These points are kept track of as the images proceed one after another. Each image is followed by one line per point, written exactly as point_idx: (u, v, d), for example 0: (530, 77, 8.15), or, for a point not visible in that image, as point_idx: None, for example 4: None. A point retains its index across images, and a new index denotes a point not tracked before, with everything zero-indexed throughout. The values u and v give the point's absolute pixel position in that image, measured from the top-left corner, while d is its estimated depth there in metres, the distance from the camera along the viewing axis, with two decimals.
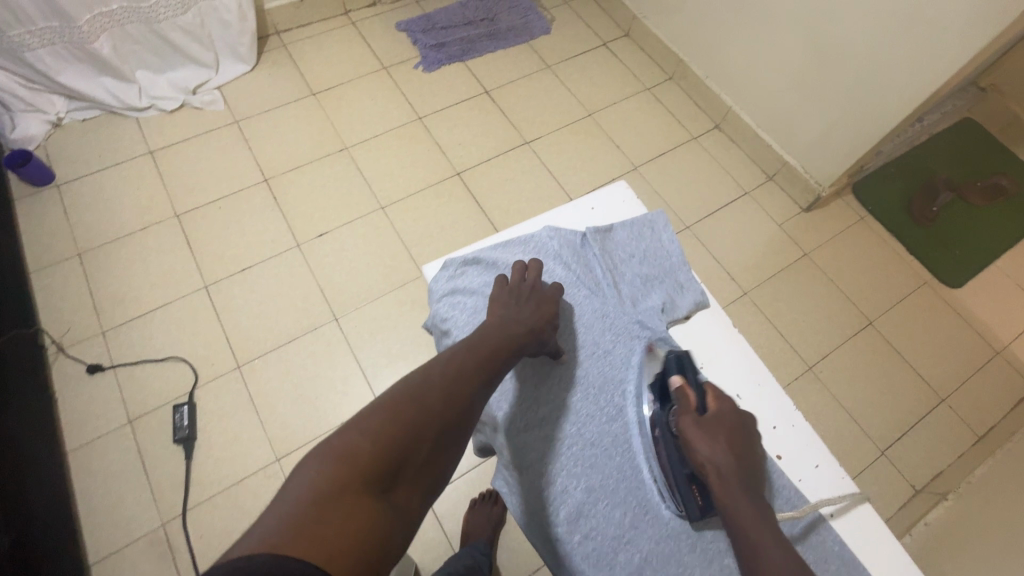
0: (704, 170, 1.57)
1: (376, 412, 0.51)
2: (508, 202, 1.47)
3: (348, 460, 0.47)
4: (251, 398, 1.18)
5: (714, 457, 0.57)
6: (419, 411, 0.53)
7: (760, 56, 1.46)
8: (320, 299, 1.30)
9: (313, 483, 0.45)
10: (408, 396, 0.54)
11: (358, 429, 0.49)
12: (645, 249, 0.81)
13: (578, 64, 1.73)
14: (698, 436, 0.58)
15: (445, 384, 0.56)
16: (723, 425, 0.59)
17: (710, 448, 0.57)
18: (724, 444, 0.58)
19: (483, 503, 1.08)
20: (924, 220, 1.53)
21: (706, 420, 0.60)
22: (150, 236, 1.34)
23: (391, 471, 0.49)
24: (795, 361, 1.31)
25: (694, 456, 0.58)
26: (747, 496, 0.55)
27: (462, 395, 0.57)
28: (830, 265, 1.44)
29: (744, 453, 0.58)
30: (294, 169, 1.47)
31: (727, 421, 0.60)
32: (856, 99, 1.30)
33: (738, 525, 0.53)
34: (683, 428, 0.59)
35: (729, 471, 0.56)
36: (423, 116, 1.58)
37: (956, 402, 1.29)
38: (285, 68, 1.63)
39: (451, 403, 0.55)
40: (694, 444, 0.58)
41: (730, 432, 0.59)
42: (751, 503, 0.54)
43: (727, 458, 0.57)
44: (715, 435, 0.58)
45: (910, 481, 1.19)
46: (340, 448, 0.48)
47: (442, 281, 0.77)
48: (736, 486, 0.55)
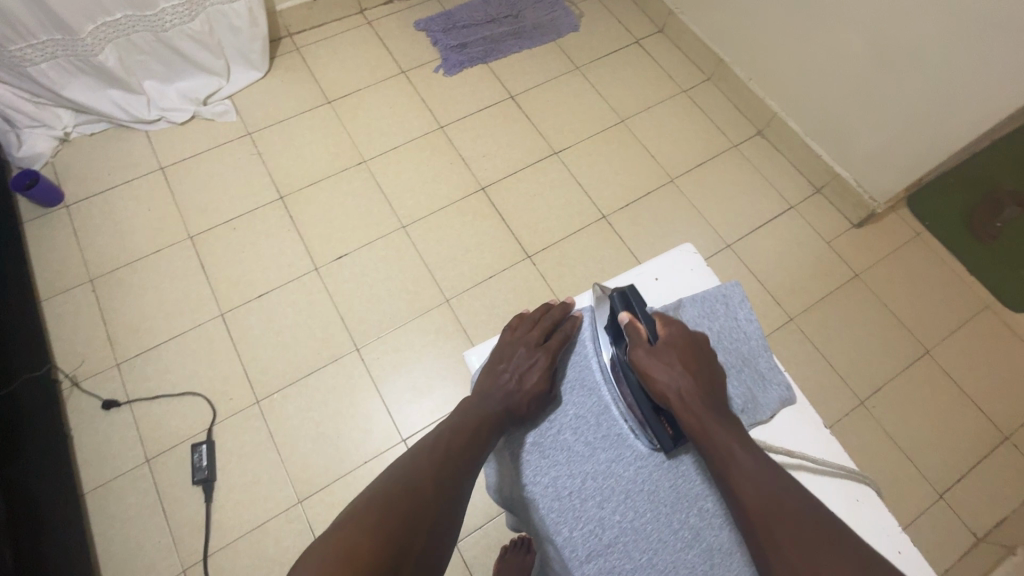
0: (745, 182, 1.46)
1: (372, 508, 0.48)
2: (536, 219, 1.38)
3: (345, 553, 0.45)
4: (271, 436, 1.14)
5: (674, 382, 0.49)
6: (413, 502, 0.50)
7: (812, 59, 1.33)
8: (340, 328, 1.24)
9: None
10: (402, 486, 0.51)
11: (349, 523, 0.47)
12: (719, 328, 0.56)
13: (609, 65, 1.61)
14: (653, 364, 0.50)
15: (436, 467, 0.53)
16: (678, 349, 0.50)
17: (667, 374, 0.49)
18: (681, 368, 0.50)
19: (513, 551, 1.02)
20: (986, 236, 1.42)
21: (659, 346, 0.50)
22: (163, 260, 1.29)
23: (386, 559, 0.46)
24: (845, 395, 1.22)
25: (652, 387, 0.50)
26: (721, 420, 0.48)
27: (452, 479, 0.53)
28: (882, 288, 1.34)
29: (708, 371, 0.51)
30: (310, 185, 1.40)
31: (679, 342, 0.51)
32: (920, 111, 1.18)
33: (715, 450, 0.46)
34: (636, 362, 0.50)
35: (692, 393, 0.48)
36: (445, 125, 1.49)
37: (1021, 440, 1.20)
38: (298, 74, 1.54)
39: (440, 489, 0.52)
40: (651, 375, 0.50)
41: (684, 352, 0.50)
42: (727, 427, 0.47)
43: (689, 382, 0.49)
44: (669, 359, 0.50)
45: (971, 528, 1.11)
46: (340, 547, 0.45)
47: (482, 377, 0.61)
48: (703, 408, 0.48)
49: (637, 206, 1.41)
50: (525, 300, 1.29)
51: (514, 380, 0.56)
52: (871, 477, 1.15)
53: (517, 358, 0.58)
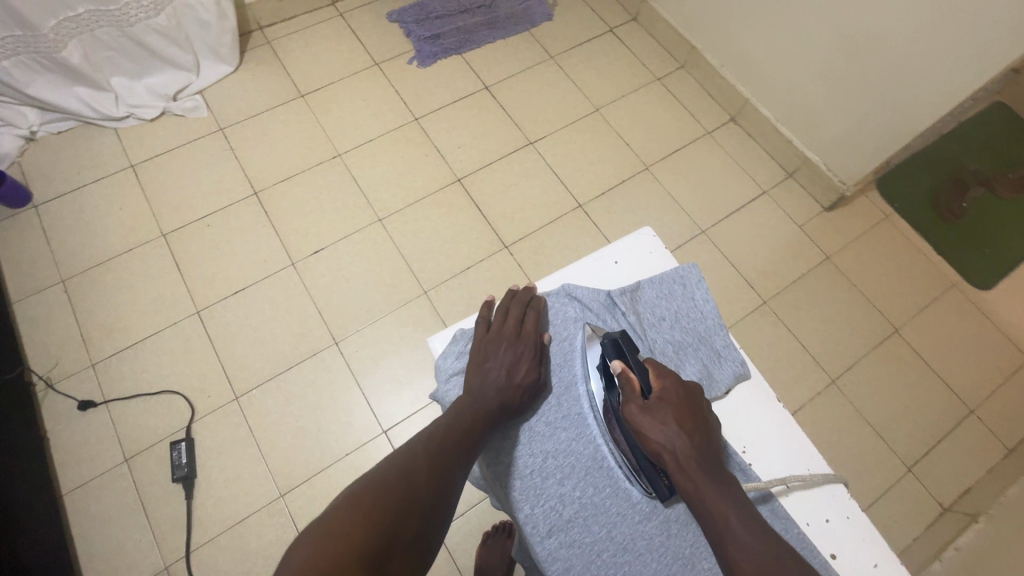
0: (719, 168, 1.48)
1: (365, 490, 0.47)
2: (512, 210, 1.38)
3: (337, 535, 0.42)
4: (251, 431, 1.14)
5: (670, 441, 0.47)
6: (407, 485, 0.48)
7: (781, 45, 1.35)
8: (319, 323, 1.24)
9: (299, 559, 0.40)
10: (396, 470, 0.49)
11: (342, 504, 0.45)
12: (677, 308, 0.59)
13: (583, 54, 1.61)
14: (646, 423, 0.48)
15: (429, 452, 0.51)
16: (672, 406, 0.48)
17: (662, 434, 0.47)
18: (676, 426, 0.48)
19: (495, 536, 1.04)
20: (952, 217, 1.45)
21: (652, 403, 0.48)
22: (136, 259, 1.28)
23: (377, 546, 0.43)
24: (817, 375, 1.25)
25: (646, 445, 0.48)
26: (718, 486, 0.45)
27: (446, 463, 0.51)
28: (853, 269, 1.37)
29: (704, 429, 0.48)
30: (285, 179, 1.39)
31: (674, 398, 0.49)
32: (886, 95, 1.20)
33: (709, 516, 0.44)
34: (629, 418, 0.48)
35: (689, 456, 0.46)
36: (420, 117, 1.49)
37: (985, 413, 1.24)
38: (269, 68, 1.52)
39: (436, 475, 0.50)
40: (645, 434, 0.48)
41: (681, 408, 0.48)
42: (724, 494, 0.44)
43: (685, 443, 0.47)
44: (664, 417, 0.48)
45: (938, 499, 1.15)
46: (332, 524, 0.43)
47: (453, 358, 0.61)
48: (700, 472, 0.46)
49: (613, 193, 1.43)
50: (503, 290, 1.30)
51: (499, 376, 0.55)
52: (843, 453, 1.18)
53: (501, 350, 0.57)
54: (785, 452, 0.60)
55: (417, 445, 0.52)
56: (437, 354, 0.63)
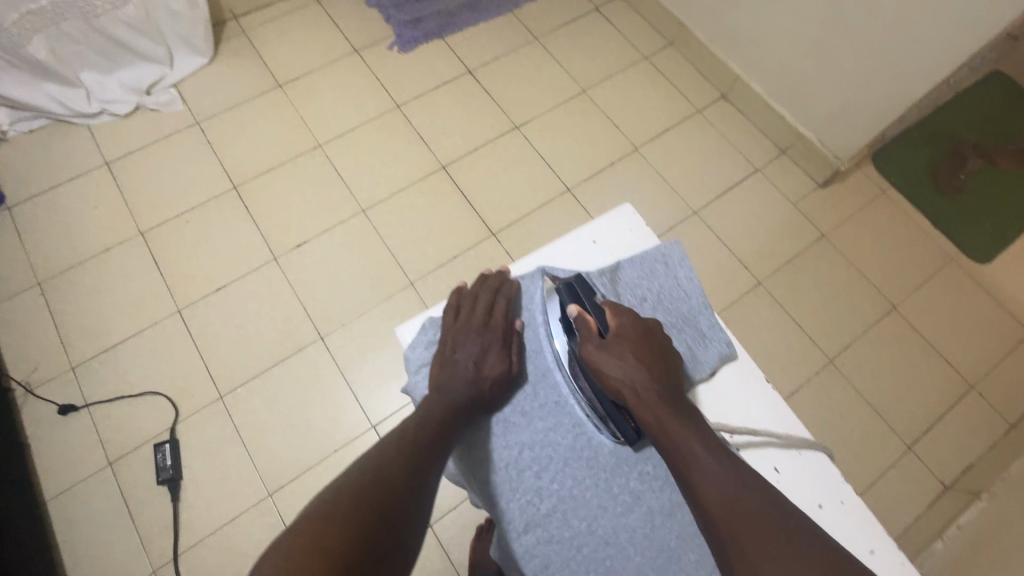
0: (711, 147, 1.44)
1: (338, 498, 0.43)
2: (499, 196, 1.35)
3: (307, 552, 0.39)
4: (237, 431, 1.11)
5: (629, 376, 0.47)
6: (383, 489, 0.45)
7: (771, 17, 1.31)
8: (303, 318, 1.21)
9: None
10: (371, 474, 0.46)
11: (313, 516, 0.42)
12: (659, 289, 0.55)
13: (569, 34, 1.57)
14: (604, 360, 0.48)
15: (405, 453, 0.48)
16: (629, 341, 0.49)
17: (620, 369, 0.48)
18: (634, 361, 0.48)
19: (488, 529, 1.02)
20: (951, 191, 1.41)
21: (609, 340, 0.49)
22: (114, 259, 1.24)
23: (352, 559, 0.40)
24: (814, 355, 1.23)
25: (606, 383, 0.48)
26: (680, 417, 0.46)
27: (424, 462, 0.48)
28: (849, 247, 1.34)
29: (663, 362, 0.49)
30: (265, 172, 1.35)
31: (630, 333, 0.49)
32: (879, 65, 1.17)
33: (673, 448, 0.45)
34: (587, 357, 0.49)
35: (647, 386, 0.47)
36: (402, 104, 1.45)
37: (986, 389, 1.22)
38: (245, 58, 1.48)
39: (414, 475, 0.47)
40: (604, 371, 0.48)
41: (638, 343, 0.49)
42: (684, 422, 0.46)
43: (644, 376, 0.47)
44: (621, 352, 0.48)
45: (939, 478, 1.13)
46: (306, 541, 0.40)
47: (422, 348, 0.57)
48: (659, 402, 0.46)
49: (602, 176, 1.39)
50: None
51: (469, 367, 0.52)
52: (841, 434, 1.16)
53: (469, 339, 0.54)
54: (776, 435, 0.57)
55: (390, 447, 0.49)
56: (406, 344, 0.59)
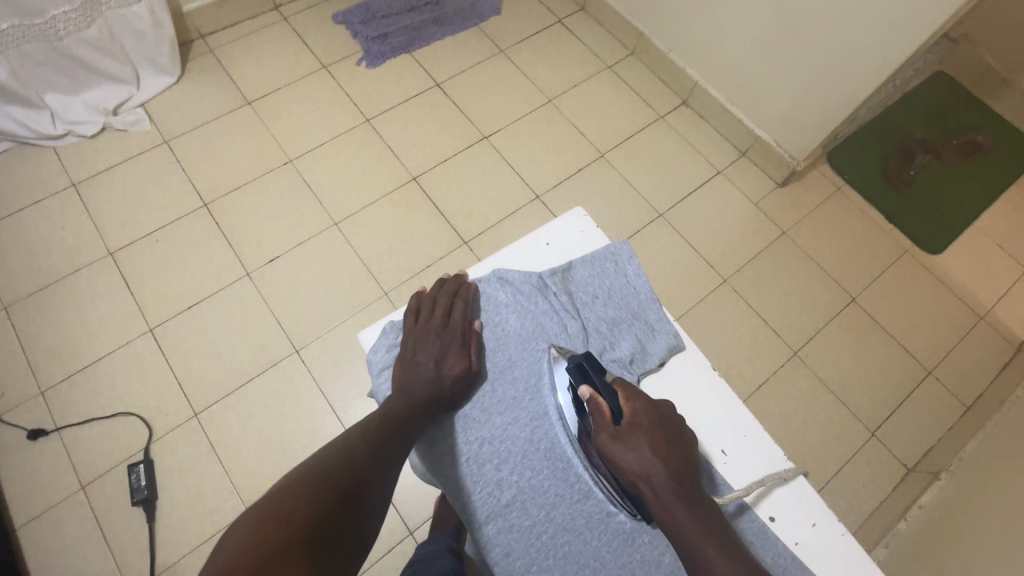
0: (674, 151, 1.49)
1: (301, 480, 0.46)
2: (470, 205, 1.38)
3: (266, 523, 0.41)
4: (212, 448, 1.11)
5: (646, 468, 0.47)
6: (345, 471, 0.47)
7: (724, 25, 1.36)
8: (278, 332, 1.21)
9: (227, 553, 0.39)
10: (333, 459, 0.48)
11: (278, 494, 0.44)
12: (610, 286, 0.59)
13: (534, 46, 1.61)
14: (620, 450, 0.48)
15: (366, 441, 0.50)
16: (643, 430, 0.49)
17: (637, 461, 0.47)
18: (651, 453, 0.48)
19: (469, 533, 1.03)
20: (901, 183, 1.48)
21: (625, 430, 0.48)
22: (83, 280, 1.23)
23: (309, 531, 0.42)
24: (780, 348, 1.27)
25: (622, 472, 0.48)
26: (693, 510, 0.46)
27: (384, 448, 0.51)
28: (809, 242, 1.39)
29: (676, 447, 0.49)
30: (236, 189, 1.36)
31: (644, 421, 0.49)
32: (827, 68, 1.22)
33: (688, 546, 0.44)
34: (601, 446, 0.49)
35: (664, 484, 0.47)
36: (372, 118, 1.47)
37: (943, 373, 1.27)
38: (213, 76, 1.49)
39: (374, 459, 0.50)
40: (620, 461, 0.48)
41: (653, 433, 0.49)
42: (700, 518, 0.45)
43: (661, 470, 0.47)
44: (637, 444, 0.48)
45: (902, 460, 1.17)
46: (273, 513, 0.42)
47: (384, 349, 0.59)
48: (674, 498, 0.46)
49: (570, 182, 1.43)
50: None
51: (430, 368, 0.55)
52: (808, 423, 1.20)
53: (429, 342, 0.56)
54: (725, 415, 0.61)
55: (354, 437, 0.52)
56: (367, 347, 0.61)
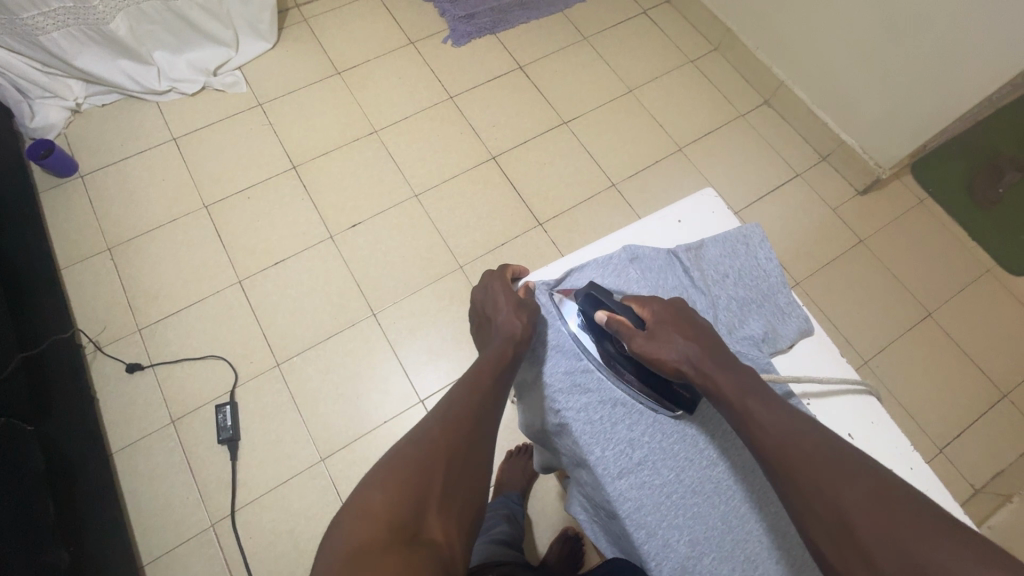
0: (753, 150, 1.48)
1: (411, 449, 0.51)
2: (545, 189, 1.40)
3: (395, 487, 0.48)
4: (291, 397, 1.17)
5: (684, 355, 0.53)
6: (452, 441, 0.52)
7: (818, 28, 1.34)
8: (357, 295, 1.26)
9: (347, 546, 0.43)
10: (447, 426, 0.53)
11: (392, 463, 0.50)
12: (740, 266, 0.62)
13: (617, 35, 1.61)
14: (656, 347, 0.53)
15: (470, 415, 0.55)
16: (667, 323, 0.55)
17: (672, 351, 0.53)
18: (682, 341, 0.54)
19: (518, 457, 1.09)
20: (986, 201, 1.44)
21: (652, 329, 0.54)
22: (179, 229, 1.31)
23: (424, 500, 0.48)
24: (849, 356, 1.26)
25: (664, 367, 0.53)
26: (730, 374, 0.52)
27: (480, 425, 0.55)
28: (887, 253, 1.37)
29: (700, 331, 0.55)
30: (323, 154, 1.41)
31: (667, 317, 0.55)
32: (923, 78, 1.20)
33: (732, 407, 0.50)
34: (639, 350, 0.53)
35: (702, 359, 0.52)
36: (455, 95, 1.50)
37: (1019, 398, 1.24)
38: (306, 45, 1.54)
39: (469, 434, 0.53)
40: (659, 357, 0.53)
41: (678, 324, 0.55)
42: (738, 382, 0.51)
43: (694, 349, 0.53)
44: (667, 336, 0.54)
45: (969, 480, 1.15)
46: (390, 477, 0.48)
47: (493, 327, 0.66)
48: (715, 367, 0.52)
49: (646, 173, 1.43)
50: (536, 265, 1.31)
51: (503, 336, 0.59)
52: None
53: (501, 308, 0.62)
54: (848, 405, 0.61)
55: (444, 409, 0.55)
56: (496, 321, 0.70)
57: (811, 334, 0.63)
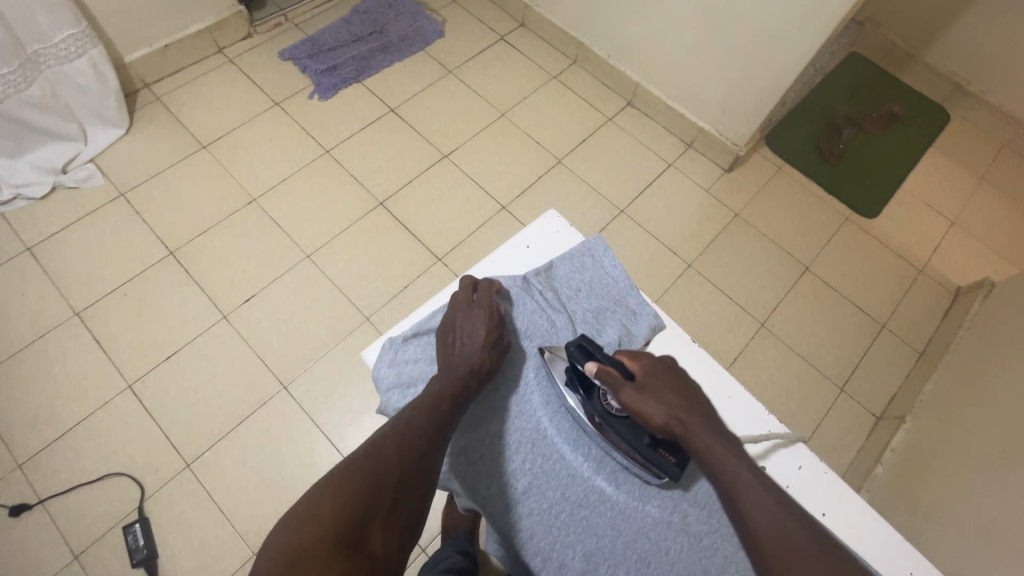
0: (626, 150, 1.57)
1: (362, 458, 0.52)
2: (438, 223, 1.41)
3: (340, 489, 0.50)
4: (209, 495, 1.09)
5: (672, 413, 0.56)
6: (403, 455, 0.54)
7: (655, 31, 1.45)
8: (264, 371, 1.21)
9: (279, 556, 0.44)
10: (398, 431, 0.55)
11: (334, 479, 0.51)
12: (590, 278, 0.73)
13: (480, 64, 1.67)
14: (643, 403, 0.56)
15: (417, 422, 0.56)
16: (657, 381, 0.58)
17: (660, 412, 0.56)
18: (671, 402, 0.56)
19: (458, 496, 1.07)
20: (834, 158, 1.60)
21: (641, 386, 0.57)
22: (51, 344, 1.19)
23: (368, 517, 0.49)
24: (748, 322, 1.35)
25: (652, 424, 0.56)
26: (719, 442, 0.54)
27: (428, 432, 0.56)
28: (760, 220, 1.49)
29: (689, 391, 0.58)
30: (202, 233, 1.35)
31: (657, 374, 0.58)
32: (751, 62, 1.32)
33: (716, 473, 0.52)
34: (627, 401, 0.56)
35: (689, 421, 0.55)
36: (331, 148, 1.49)
37: (895, 325, 1.38)
38: (164, 124, 1.48)
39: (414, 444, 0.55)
40: (644, 411, 0.56)
41: (667, 384, 0.58)
42: (727, 449, 0.53)
43: (684, 413, 0.56)
44: (658, 394, 0.57)
45: (870, 410, 1.27)
46: (334, 480, 0.50)
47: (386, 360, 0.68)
48: (704, 433, 0.54)
49: (533, 190, 1.48)
50: None
51: (462, 354, 0.63)
52: (783, 388, 1.28)
53: (462, 319, 0.66)
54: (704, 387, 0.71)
55: (402, 428, 0.56)
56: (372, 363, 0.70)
57: (666, 329, 0.74)
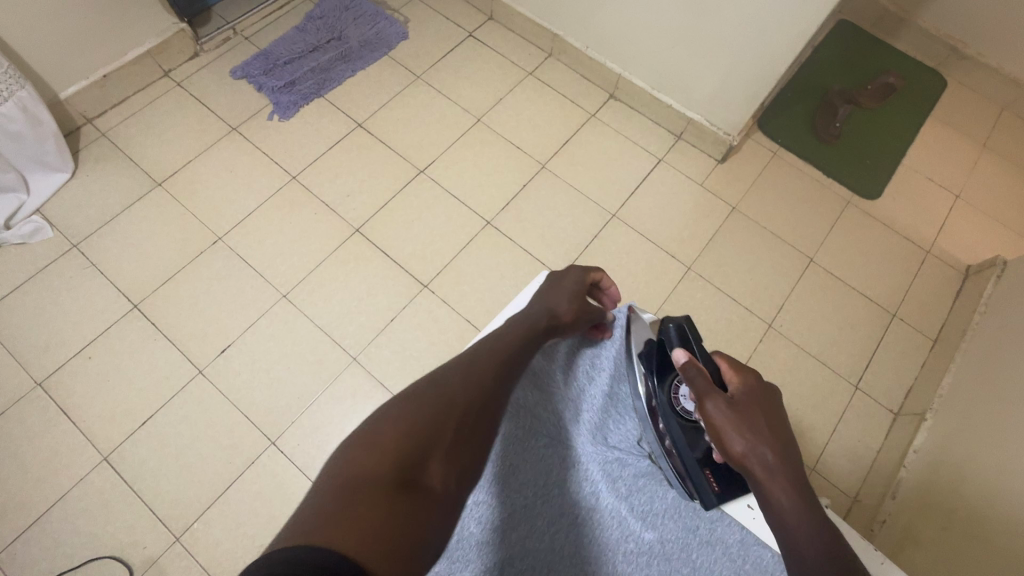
0: (612, 147, 1.48)
1: (427, 393, 0.60)
2: (420, 246, 1.32)
3: (412, 415, 0.56)
4: (202, 570, 1.02)
5: (755, 448, 0.56)
6: (463, 391, 0.61)
7: (634, 19, 1.35)
8: (249, 427, 1.13)
9: (354, 469, 0.49)
10: (457, 375, 0.63)
11: (408, 405, 0.58)
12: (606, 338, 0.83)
13: (449, 66, 1.56)
14: (729, 425, 0.58)
15: (472, 370, 0.64)
16: (749, 405, 0.60)
17: (745, 442, 0.57)
18: (761, 435, 0.57)
19: None
20: (830, 137, 1.52)
21: (735, 406, 0.59)
22: (14, 421, 1.10)
23: (429, 451, 0.55)
24: (755, 324, 1.29)
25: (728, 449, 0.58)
26: (790, 484, 0.54)
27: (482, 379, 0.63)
28: (758, 213, 1.41)
29: (778, 428, 0.59)
30: (166, 281, 1.25)
31: (751, 399, 0.60)
32: (742, 48, 1.23)
33: (769, 501, 0.54)
34: (714, 413, 0.59)
35: (770, 457, 0.55)
36: (298, 174, 1.38)
37: (906, 313, 1.32)
38: (113, 163, 1.36)
39: (471, 384, 0.62)
40: (728, 434, 0.57)
41: (758, 409, 0.59)
42: (793, 494, 0.54)
43: (769, 450, 0.56)
44: (751, 423, 0.58)
45: (887, 407, 1.22)
46: (398, 411, 0.57)
47: None
48: (783, 473, 0.55)
49: (518, 200, 1.39)
50: (434, 331, 1.23)
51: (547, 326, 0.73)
52: (797, 392, 1.22)
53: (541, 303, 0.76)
54: None
55: (467, 369, 0.64)
56: None
57: None
